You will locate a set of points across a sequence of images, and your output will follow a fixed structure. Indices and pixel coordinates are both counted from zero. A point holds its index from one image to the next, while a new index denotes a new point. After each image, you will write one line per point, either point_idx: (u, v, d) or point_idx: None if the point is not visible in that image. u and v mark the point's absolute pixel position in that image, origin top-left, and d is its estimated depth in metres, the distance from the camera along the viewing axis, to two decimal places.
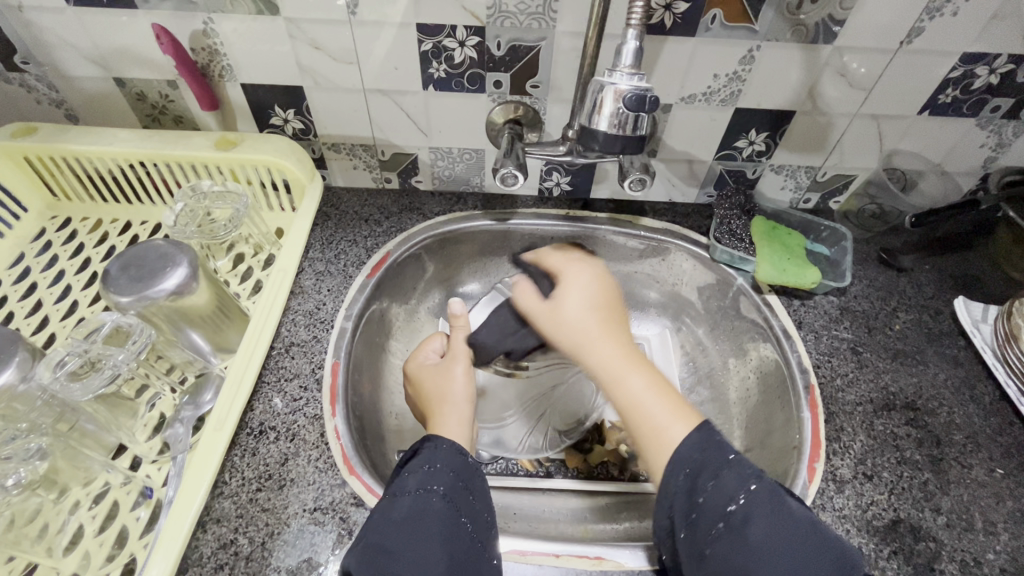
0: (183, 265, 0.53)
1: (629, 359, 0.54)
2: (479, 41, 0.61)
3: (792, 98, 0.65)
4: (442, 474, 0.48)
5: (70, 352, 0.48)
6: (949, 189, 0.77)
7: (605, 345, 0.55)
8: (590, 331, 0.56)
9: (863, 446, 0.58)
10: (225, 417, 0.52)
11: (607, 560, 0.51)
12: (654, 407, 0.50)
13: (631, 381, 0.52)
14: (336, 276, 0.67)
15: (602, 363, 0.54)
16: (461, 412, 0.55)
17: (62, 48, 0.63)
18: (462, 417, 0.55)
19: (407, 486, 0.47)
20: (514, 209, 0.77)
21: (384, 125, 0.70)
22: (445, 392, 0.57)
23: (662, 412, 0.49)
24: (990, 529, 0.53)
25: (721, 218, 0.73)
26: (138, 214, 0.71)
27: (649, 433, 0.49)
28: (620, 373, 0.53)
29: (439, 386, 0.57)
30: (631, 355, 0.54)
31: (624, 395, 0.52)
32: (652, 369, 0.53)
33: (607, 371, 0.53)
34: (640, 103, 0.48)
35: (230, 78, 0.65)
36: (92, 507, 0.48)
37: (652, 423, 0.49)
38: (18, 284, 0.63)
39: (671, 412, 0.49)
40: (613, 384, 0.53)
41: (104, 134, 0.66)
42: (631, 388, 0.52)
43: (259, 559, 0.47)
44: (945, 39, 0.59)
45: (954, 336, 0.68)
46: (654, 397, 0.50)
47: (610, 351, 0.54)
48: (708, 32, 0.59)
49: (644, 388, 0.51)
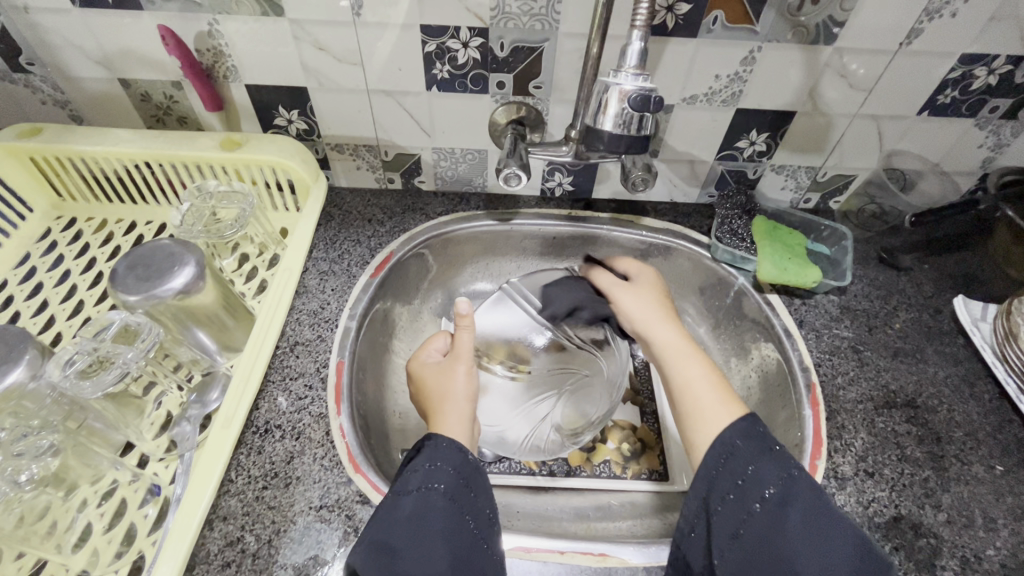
0: (190, 265, 0.53)
1: (687, 346, 0.58)
2: (482, 42, 0.61)
3: (792, 99, 0.66)
4: (443, 472, 0.48)
5: (79, 351, 0.48)
6: (947, 189, 0.77)
7: (668, 332, 0.60)
8: (653, 322, 0.62)
9: (864, 443, 0.58)
10: (232, 416, 0.52)
11: (611, 556, 0.52)
12: (705, 380, 0.53)
13: (688, 364, 0.55)
14: (340, 275, 0.68)
15: (664, 348, 0.59)
16: (461, 414, 0.55)
17: (68, 50, 0.63)
18: (463, 419, 0.54)
19: (408, 484, 0.47)
20: (516, 209, 0.78)
21: (387, 125, 0.71)
22: (446, 391, 0.56)
23: (712, 388, 0.52)
24: (990, 525, 0.53)
25: (723, 218, 0.74)
26: (143, 214, 0.72)
27: (699, 402, 0.52)
28: (679, 356, 0.57)
29: (441, 386, 0.57)
30: (689, 342, 0.58)
31: (682, 375, 0.55)
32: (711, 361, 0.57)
33: (667, 355, 0.58)
34: (645, 103, 0.49)
35: (234, 78, 0.66)
36: (101, 504, 0.49)
37: (702, 396, 0.52)
38: (25, 283, 0.64)
39: (720, 383, 0.53)
40: (680, 363, 0.56)
41: (109, 135, 0.66)
42: (687, 367, 0.55)
43: (266, 556, 0.47)
44: (944, 41, 0.60)
45: (953, 335, 0.69)
46: (708, 374, 0.54)
47: (673, 337, 0.59)
48: (710, 33, 0.59)
49: (700, 368, 0.55)
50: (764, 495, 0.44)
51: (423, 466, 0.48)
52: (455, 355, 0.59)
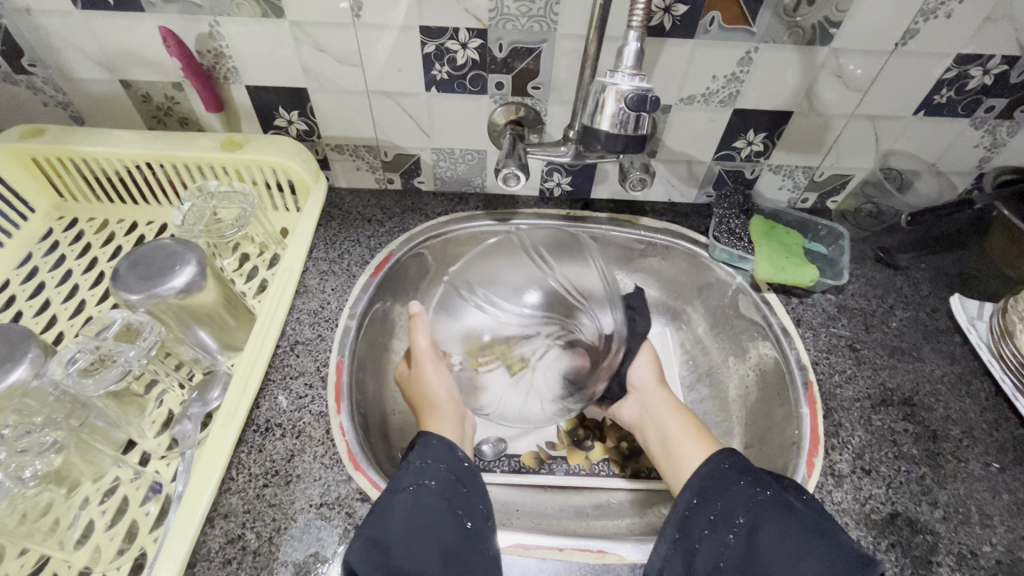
0: (191, 264, 0.54)
1: (676, 408, 0.63)
2: (481, 44, 0.62)
3: (789, 99, 0.66)
4: (434, 469, 0.50)
5: (81, 349, 0.48)
6: (944, 189, 0.78)
7: (659, 395, 0.66)
8: (645, 386, 0.67)
9: (861, 441, 0.59)
10: (233, 413, 0.53)
11: (609, 553, 0.52)
12: (689, 439, 0.60)
13: (674, 427, 0.61)
14: (339, 275, 0.68)
15: (653, 409, 0.65)
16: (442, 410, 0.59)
17: (70, 51, 0.63)
18: (444, 414, 0.59)
19: (399, 479, 0.49)
20: (515, 209, 0.78)
21: (386, 126, 0.71)
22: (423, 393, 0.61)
23: (692, 448, 0.59)
24: (987, 521, 0.53)
25: (720, 218, 0.74)
26: (144, 214, 0.72)
27: (681, 462, 0.58)
28: (666, 417, 0.63)
29: (418, 389, 0.62)
30: (679, 406, 0.64)
31: (666, 436, 0.61)
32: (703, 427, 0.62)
33: (654, 415, 0.64)
34: (641, 103, 0.49)
35: (235, 79, 0.66)
36: (102, 502, 0.49)
37: (682, 455, 0.59)
38: (27, 283, 0.64)
39: (703, 442, 0.59)
40: (683, 420, 0.62)
41: (111, 135, 0.67)
42: (672, 428, 0.61)
43: (267, 554, 0.47)
44: (939, 41, 0.60)
45: (950, 334, 0.69)
46: (689, 435, 0.60)
47: (663, 401, 0.65)
48: (707, 34, 0.60)
49: (684, 430, 0.61)
50: (736, 524, 0.47)
51: (414, 463, 0.49)
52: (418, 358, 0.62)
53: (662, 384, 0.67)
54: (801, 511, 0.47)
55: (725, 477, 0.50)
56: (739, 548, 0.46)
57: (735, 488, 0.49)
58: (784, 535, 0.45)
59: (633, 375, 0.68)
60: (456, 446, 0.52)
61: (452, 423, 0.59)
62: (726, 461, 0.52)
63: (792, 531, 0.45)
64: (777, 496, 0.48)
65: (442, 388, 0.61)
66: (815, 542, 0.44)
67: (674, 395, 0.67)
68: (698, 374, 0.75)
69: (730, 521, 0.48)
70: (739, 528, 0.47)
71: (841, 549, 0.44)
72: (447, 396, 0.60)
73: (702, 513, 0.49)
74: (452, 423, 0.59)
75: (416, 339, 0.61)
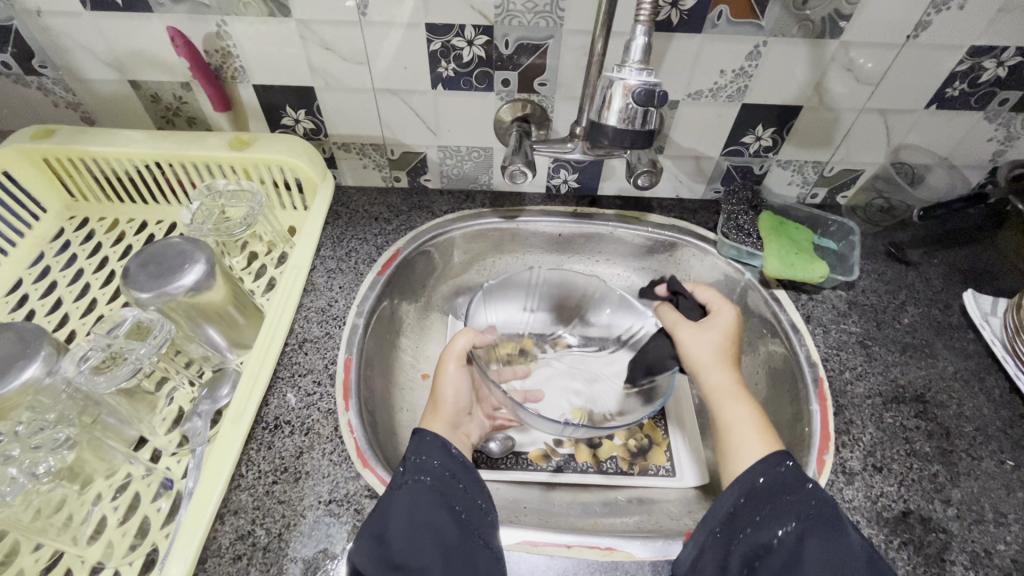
0: (200, 262, 0.54)
1: (741, 394, 0.56)
2: (487, 40, 0.62)
3: (798, 94, 0.66)
4: (429, 465, 0.50)
5: (94, 347, 0.49)
6: (956, 182, 0.77)
7: (727, 377, 0.58)
8: (711, 363, 0.59)
9: (872, 438, 0.58)
10: (243, 410, 0.53)
11: (618, 550, 0.51)
12: (749, 429, 0.53)
13: (737, 414, 0.54)
14: (347, 274, 0.68)
15: (718, 391, 0.57)
16: (440, 407, 0.57)
17: (79, 52, 0.64)
18: (441, 413, 0.58)
19: (396, 476, 0.49)
20: (522, 206, 0.78)
21: (393, 124, 0.71)
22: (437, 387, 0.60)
23: (753, 440, 0.52)
24: (1001, 520, 0.53)
25: (729, 214, 0.74)
26: (154, 213, 0.73)
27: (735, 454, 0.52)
28: (730, 402, 0.56)
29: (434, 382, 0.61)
30: (744, 391, 0.57)
31: (726, 422, 0.55)
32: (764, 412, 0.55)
33: (719, 397, 0.56)
34: (649, 98, 0.49)
35: (242, 79, 0.66)
36: (115, 498, 0.50)
37: (739, 444, 0.52)
38: (39, 282, 0.65)
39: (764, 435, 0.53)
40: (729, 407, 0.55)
41: (120, 135, 0.67)
42: (734, 415, 0.54)
43: (276, 549, 0.47)
44: (951, 33, 0.59)
45: (963, 330, 0.68)
46: (752, 425, 0.53)
47: (728, 383, 0.57)
48: (714, 28, 0.59)
49: (745, 419, 0.54)
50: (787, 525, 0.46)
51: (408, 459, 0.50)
52: (449, 357, 0.62)
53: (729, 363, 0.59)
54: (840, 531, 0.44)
55: (784, 483, 0.48)
56: (783, 553, 0.44)
57: (789, 496, 0.47)
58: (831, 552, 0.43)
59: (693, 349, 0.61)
60: (449, 443, 0.53)
61: (447, 423, 0.57)
62: (785, 467, 0.49)
63: (841, 551, 0.43)
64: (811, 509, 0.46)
65: (451, 387, 0.60)
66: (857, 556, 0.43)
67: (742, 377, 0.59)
68: None
69: (777, 525, 0.46)
70: (789, 531, 0.45)
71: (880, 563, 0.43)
72: (451, 396, 0.59)
73: (746, 516, 0.47)
74: (448, 423, 0.57)
75: (456, 338, 0.63)
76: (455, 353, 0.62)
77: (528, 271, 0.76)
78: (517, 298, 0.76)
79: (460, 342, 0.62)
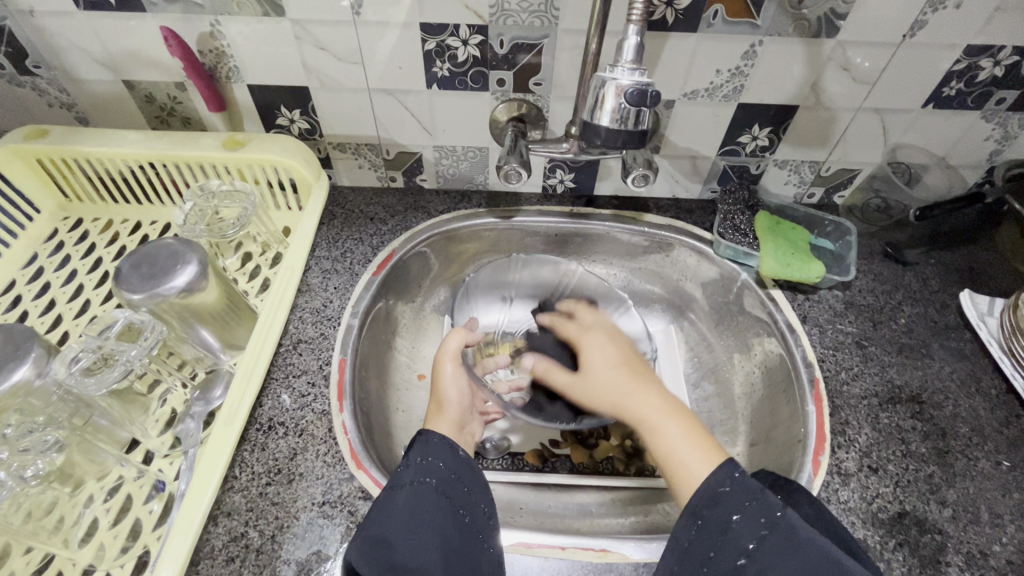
0: (193, 263, 0.54)
1: (672, 409, 0.54)
2: (482, 40, 0.61)
3: (794, 93, 0.65)
4: (434, 466, 0.49)
5: (84, 349, 0.49)
6: (953, 182, 0.77)
7: (650, 395, 0.55)
8: (627, 383, 0.57)
9: (868, 439, 0.58)
10: (237, 411, 0.53)
11: (612, 551, 0.51)
12: (688, 446, 0.50)
13: (673, 430, 0.51)
14: (342, 274, 0.68)
15: (647, 410, 0.54)
16: (444, 408, 0.58)
17: (72, 52, 0.64)
18: (446, 414, 0.58)
19: (400, 474, 0.48)
20: (517, 206, 0.78)
21: (389, 124, 0.71)
22: (436, 390, 0.60)
23: (697, 454, 0.49)
24: (996, 521, 0.53)
25: (725, 214, 0.73)
26: (148, 213, 0.72)
27: (681, 474, 0.48)
28: (658, 423, 0.53)
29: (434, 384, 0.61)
30: (674, 405, 0.54)
31: (662, 443, 0.51)
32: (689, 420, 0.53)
33: (650, 417, 0.53)
34: (642, 97, 0.48)
35: (237, 79, 0.66)
36: (107, 500, 0.49)
37: (682, 462, 0.49)
38: (32, 283, 0.65)
39: (703, 448, 0.50)
40: (653, 430, 0.53)
41: (114, 135, 0.67)
42: (668, 437, 0.51)
43: (270, 552, 0.47)
44: (948, 33, 0.59)
45: (960, 330, 0.68)
46: (690, 443, 0.50)
47: (649, 400, 0.55)
48: (710, 28, 0.59)
49: (681, 433, 0.51)
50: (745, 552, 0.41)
51: (414, 460, 0.49)
52: (442, 360, 0.62)
53: (632, 380, 0.58)
54: (807, 544, 0.40)
55: (730, 503, 0.43)
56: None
57: (739, 518, 0.42)
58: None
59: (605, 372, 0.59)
60: (456, 444, 0.52)
61: (453, 422, 0.58)
62: (727, 482, 0.44)
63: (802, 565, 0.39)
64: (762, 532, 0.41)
65: (452, 386, 0.60)
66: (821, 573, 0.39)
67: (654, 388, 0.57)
68: (703, 372, 0.75)
69: (734, 554, 0.41)
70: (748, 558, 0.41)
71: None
72: (454, 395, 0.60)
73: (703, 547, 0.42)
74: (453, 422, 0.58)
75: (448, 340, 0.63)
76: (449, 355, 0.62)
77: (501, 262, 0.76)
78: (496, 290, 0.77)
79: (451, 343, 0.62)
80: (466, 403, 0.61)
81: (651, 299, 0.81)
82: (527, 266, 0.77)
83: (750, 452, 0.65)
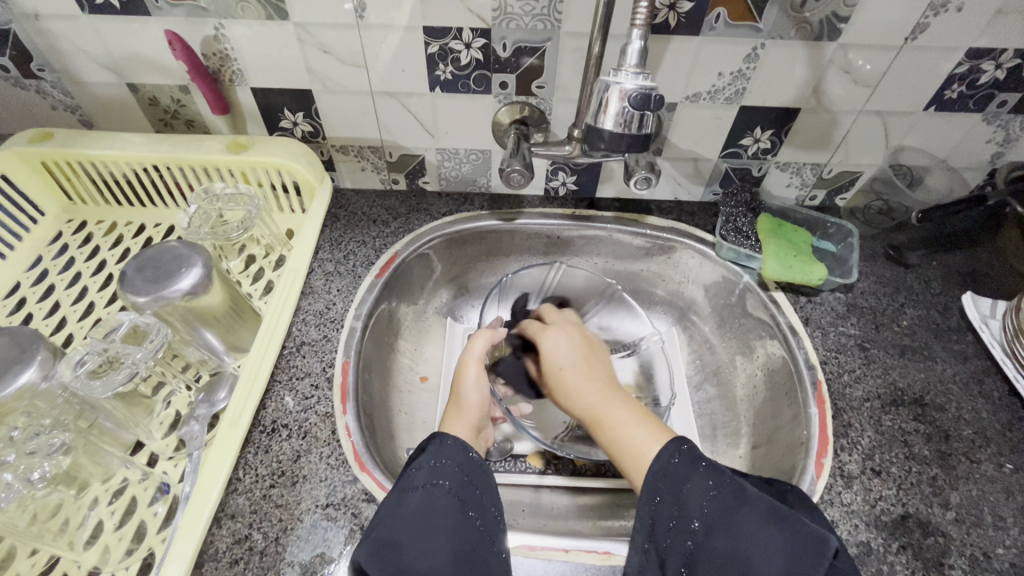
0: (198, 265, 0.54)
1: (615, 397, 0.57)
2: (485, 43, 0.62)
3: (796, 96, 0.65)
4: (446, 468, 0.49)
5: (90, 351, 0.49)
6: (955, 184, 0.77)
7: (594, 387, 0.59)
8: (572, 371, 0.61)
9: (871, 441, 0.58)
10: (240, 414, 0.53)
11: (616, 554, 0.51)
12: (637, 426, 0.52)
13: (617, 414, 0.54)
14: (345, 276, 0.68)
15: (592, 400, 0.57)
16: (464, 412, 0.58)
17: (76, 55, 0.64)
18: (465, 417, 0.58)
19: (412, 478, 0.49)
20: (520, 208, 0.78)
21: (391, 127, 0.71)
22: (457, 390, 0.60)
23: (642, 432, 0.52)
24: (999, 523, 0.53)
25: (727, 216, 0.73)
26: (152, 216, 0.73)
27: (632, 456, 0.50)
28: (609, 410, 0.55)
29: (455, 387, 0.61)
30: (615, 393, 0.58)
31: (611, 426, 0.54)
32: (634, 404, 0.56)
33: (595, 406, 0.56)
34: (645, 102, 0.49)
35: (240, 81, 0.66)
36: (111, 502, 0.50)
37: (632, 446, 0.51)
38: (36, 285, 0.65)
39: (653, 429, 0.52)
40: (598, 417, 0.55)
41: (118, 139, 0.67)
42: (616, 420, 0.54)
43: (273, 554, 0.47)
44: (948, 37, 0.59)
45: (962, 332, 0.68)
46: (638, 422, 0.53)
47: (592, 391, 0.58)
48: (712, 31, 0.59)
49: (628, 418, 0.54)
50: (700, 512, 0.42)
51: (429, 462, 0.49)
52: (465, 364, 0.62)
53: (578, 365, 0.62)
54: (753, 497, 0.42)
55: (678, 472, 0.45)
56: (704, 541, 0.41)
57: (691, 483, 0.44)
58: (756, 527, 0.40)
59: (558, 367, 0.62)
60: (469, 447, 0.51)
61: (471, 426, 0.58)
62: (675, 454, 0.46)
63: (749, 510, 0.41)
64: (712, 492, 0.42)
65: (473, 391, 0.60)
66: (777, 529, 0.39)
67: (600, 377, 0.60)
68: (705, 374, 0.75)
69: (688, 519, 0.42)
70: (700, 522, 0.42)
71: (800, 531, 0.39)
72: (475, 399, 0.60)
73: (662, 519, 0.43)
74: (470, 425, 0.58)
75: (473, 343, 0.63)
76: (472, 355, 0.62)
77: (543, 268, 0.76)
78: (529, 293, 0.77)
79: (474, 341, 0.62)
80: (485, 407, 0.62)
81: (653, 301, 0.81)
82: (569, 282, 0.76)
83: (752, 455, 0.65)
